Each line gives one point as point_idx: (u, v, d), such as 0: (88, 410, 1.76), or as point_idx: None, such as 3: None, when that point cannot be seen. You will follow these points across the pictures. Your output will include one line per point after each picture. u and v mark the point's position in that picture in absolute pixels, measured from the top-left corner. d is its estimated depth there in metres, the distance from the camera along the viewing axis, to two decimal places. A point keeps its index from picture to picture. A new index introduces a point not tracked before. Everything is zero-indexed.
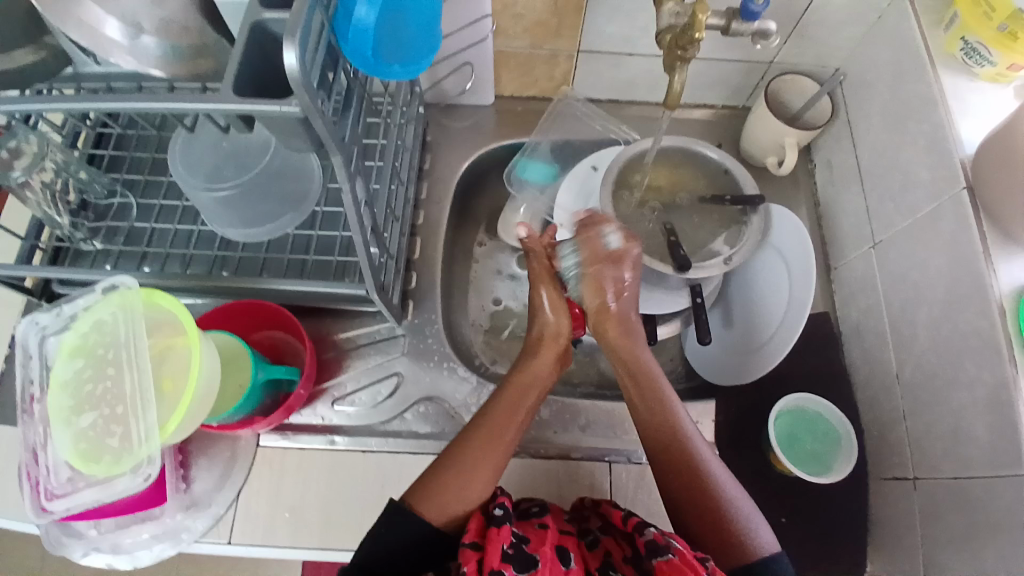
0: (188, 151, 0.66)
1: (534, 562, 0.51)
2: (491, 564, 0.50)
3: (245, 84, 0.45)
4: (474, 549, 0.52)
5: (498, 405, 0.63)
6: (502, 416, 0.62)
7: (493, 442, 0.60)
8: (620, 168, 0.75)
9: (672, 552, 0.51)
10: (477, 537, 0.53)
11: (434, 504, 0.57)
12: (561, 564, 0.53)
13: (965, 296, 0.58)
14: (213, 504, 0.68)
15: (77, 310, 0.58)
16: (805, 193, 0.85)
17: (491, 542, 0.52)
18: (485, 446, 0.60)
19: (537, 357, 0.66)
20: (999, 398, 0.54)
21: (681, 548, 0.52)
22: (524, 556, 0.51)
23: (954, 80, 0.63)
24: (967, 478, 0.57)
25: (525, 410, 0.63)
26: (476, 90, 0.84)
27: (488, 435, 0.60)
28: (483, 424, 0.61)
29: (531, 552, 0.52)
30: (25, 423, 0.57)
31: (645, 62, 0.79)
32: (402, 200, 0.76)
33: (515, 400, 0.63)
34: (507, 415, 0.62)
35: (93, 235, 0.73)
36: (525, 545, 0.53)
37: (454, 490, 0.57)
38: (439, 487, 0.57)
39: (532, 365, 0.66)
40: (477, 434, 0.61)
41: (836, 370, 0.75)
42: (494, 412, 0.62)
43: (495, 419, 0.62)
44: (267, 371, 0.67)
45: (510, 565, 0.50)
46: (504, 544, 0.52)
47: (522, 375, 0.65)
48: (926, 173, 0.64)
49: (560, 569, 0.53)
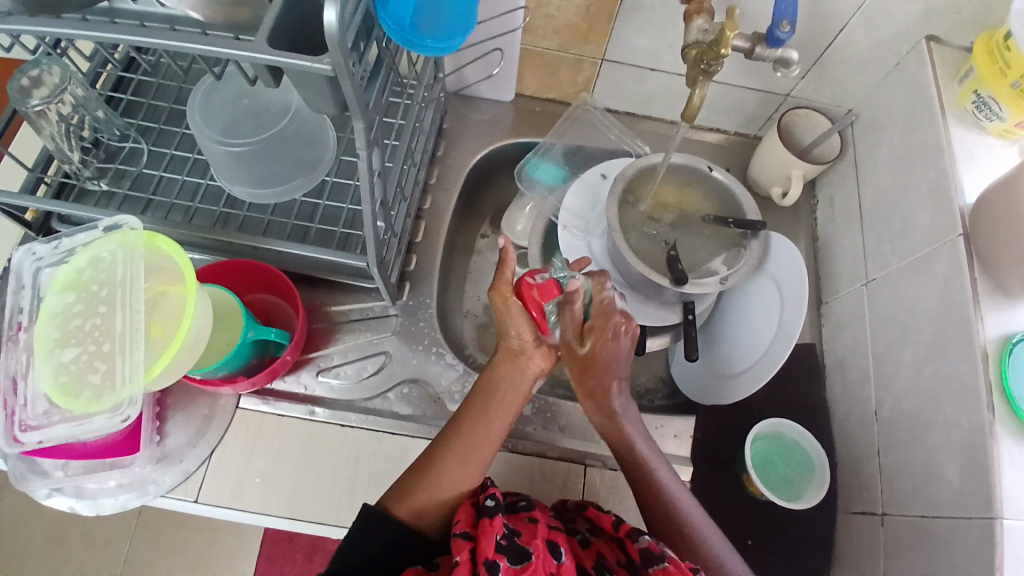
0: (207, 103, 0.67)
1: (527, 555, 0.51)
2: (484, 554, 0.50)
3: (280, 38, 0.46)
4: (466, 539, 0.52)
5: (470, 415, 0.61)
6: (475, 426, 0.61)
7: (466, 452, 0.59)
8: (629, 178, 0.76)
9: (667, 561, 0.52)
10: (467, 529, 0.53)
11: (406, 502, 0.57)
12: (553, 558, 0.52)
13: (951, 339, 0.59)
14: (185, 459, 0.67)
15: (75, 246, 0.58)
16: (805, 226, 0.87)
17: (484, 533, 0.51)
18: (459, 455, 0.59)
19: (510, 365, 0.63)
20: (973, 441, 0.55)
21: (674, 557, 0.52)
22: (516, 549, 0.51)
23: (961, 131, 0.65)
24: (933, 517, 0.58)
25: (499, 419, 0.62)
26: (498, 86, 0.86)
27: (463, 447, 0.60)
28: (458, 432, 0.61)
29: (522, 544, 0.52)
30: (8, 350, 0.56)
31: (667, 79, 0.81)
32: (412, 181, 0.76)
33: (488, 410, 0.62)
34: (482, 425, 0.61)
35: (100, 175, 0.74)
36: (517, 538, 0.52)
37: (432, 496, 0.57)
38: (417, 495, 0.57)
39: (503, 375, 0.63)
40: (452, 441, 0.60)
41: (816, 401, 0.76)
42: (466, 422, 0.61)
43: (469, 429, 0.61)
44: (258, 331, 0.66)
45: (503, 557, 0.50)
46: (497, 535, 0.51)
47: (492, 384, 0.63)
48: (926, 218, 0.65)
49: (551, 563, 0.52)
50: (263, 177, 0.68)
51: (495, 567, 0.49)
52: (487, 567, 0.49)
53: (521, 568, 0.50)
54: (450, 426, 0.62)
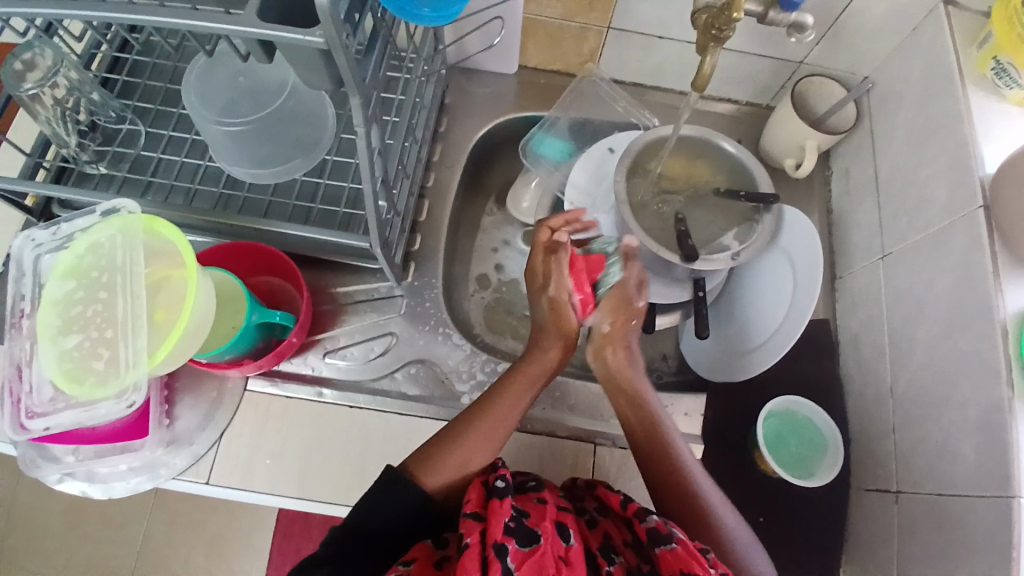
0: (204, 82, 0.65)
1: (535, 537, 0.50)
2: (493, 536, 0.49)
3: (271, 11, 0.44)
4: (476, 519, 0.51)
5: (508, 392, 0.63)
6: (512, 402, 0.63)
7: (500, 425, 0.61)
8: (637, 151, 0.74)
9: (676, 542, 0.51)
10: (478, 509, 0.53)
11: (433, 471, 0.57)
12: (561, 539, 0.52)
13: (970, 315, 0.57)
14: (195, 442, 0.67)
15: (75, 231, 0.57)
16: (820, 199, 0.84)
17: (493, 514, 0.51)
18: (493, 429, 0.61)
19: (549, 351, 0.67)
20: (991, 418, 0.54)
21: (684, 538, 0.52)
22: (524, 531, 0.51)
23: (982, 99, 0.63)
24: (948, 495, 0.57)
25: (531, 398, 0.64)
26: (501, 58, 0.83)
27: (498, 420, 0.61)
28: (492, 406, 0.62)
29: (531, 526, 0.51)
30: (12, 338, 0.56)
31: (675, 47, 0.78)
32: (415, 158, 0.75)
33: (524, 389, 0.64)
34: (516, 401, 0.63)
35: (98, 159, 0.72)
36: (525, 519, 0.52)
37: (461, 467, 0.58)
38: (444, 464, 0.58)
39: (540, 359, 0.66)
40: (486, 415, 0.61)
41: (829, 378, 0.75)
42: (503, 394, 0.63)
43: (507, 404, 0.62)
44: (261, 314, 0.66)
45: (511, 538, 0.49)
46: (505, 517, 0.51)
47: (531, 366, 0.66)
48: (945, 190, 0.63)
49: (560, 545, 0.52)
50: (265, 157, 0.67)
51: (504, 550, 0.48)
52: (497, 549, 0.48)
53: (529, 551, 0.49)
54: (483, 399, 0.63)
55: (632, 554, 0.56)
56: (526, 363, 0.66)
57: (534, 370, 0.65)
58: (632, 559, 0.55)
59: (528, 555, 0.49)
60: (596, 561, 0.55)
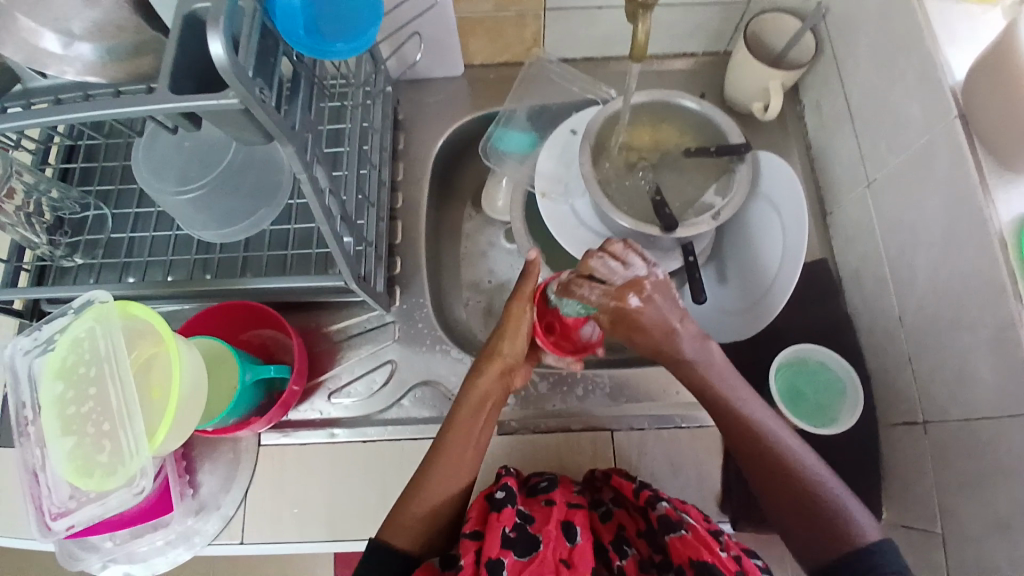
0: (150, 156, 0.64)
1: (535, 544, 0.50)
2: (490, 552, 0.48)
3: (184, 79, 0.43)
4: (475, 538, 0.51)
5: (457, 430, 0.60)
6: (467, 436, 0.60)
7: (459, 464, 0.59)
8: (597, 130, 0.72)
9: (685, 528, 0.50)
10: (478, 525, 0.52)
11: (399, 525, 0.56)
12: (565, 541, 0.52)
13: (965, 231, 0.55)
14: (222, 505, 0.69)
15: (54, 333, 0.58)
16: (797, 136, 0.81)
17: (491, 528, 0.50)
18: (453, 470, 0.58)
19: (485, 375, 0.62)
20: (1004, 335, 0.51)
21: (694, 524, 0.51)
22: (526, 539, 0.50)
23: (940, 5, 0.59)
24: (974, 420, 0.55)
25: (483, 425, 0.61)
26: (445, 62, 0.82)
27: (450, 467, 0.58)
28: (443, 450, 0.59)
29: (532, 533, 0.51)
30: (23, 446, 0.56)
31: (617, 14, 0.76)
32: (376, 184, 0.74)
33: (473, 422, 0.61)
34: (468, 438, 0.60)
35: (73, 250, 0.73)
36: (528, 525, 0.52)
37: (432, 514, 0.57)
38: (408, 515, 0.56)
39: (477, 384, 0.62)
40: (440, 456, 0.59)
41: (838, 318, 0.73)
42: (454, 436, 0.60)
43: (456, 444, 0.59)
44: (255, 372, 0.67)
45: (510, 551, 0.49)
46: (505, 526, 0.50)
47: (472, 396, 0.62)
48: (918, 106, 0.60)
49: (563, 547, 0.51)
50: (226, 215, 0.67)
51: (500, 565, 0.48)
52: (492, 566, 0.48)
53: (528, 560, 0.49)
54: (440, 437, 0.60)
55: (645, 544, 0.56)
56: (463, 397, 0.62)
57: (479, 405, 0.61)
58: (644, 548, 0.56)
59: (527, 565, 0.48)
60: (608, 557, 0.55)
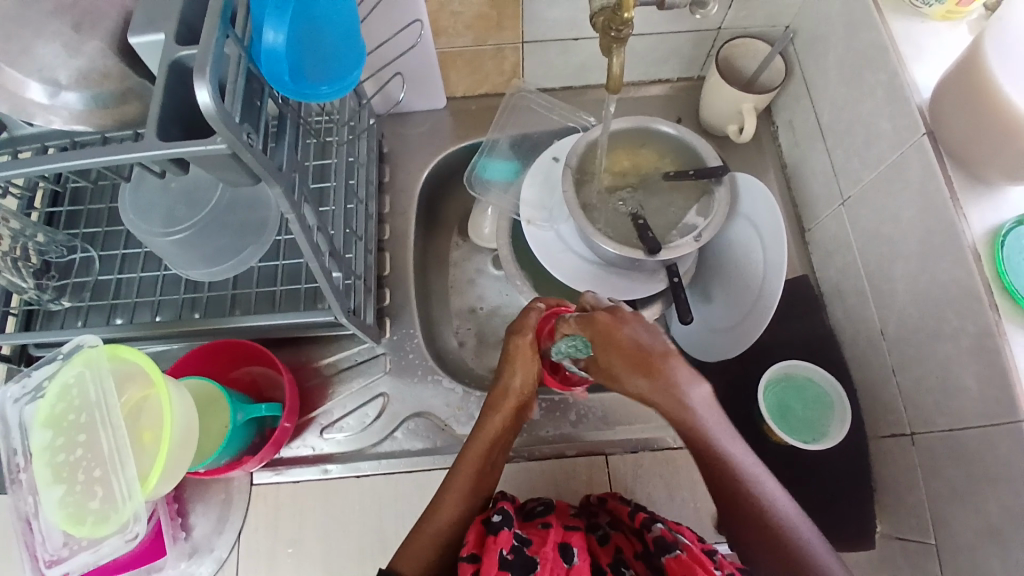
0: (137, 197, 0.63)
1: (534, 565, 0.50)
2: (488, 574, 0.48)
3: (170, 127, 0.43)
4: (472, 561, 0.51)
5: (467, 463, 0.60)
6: (476, 467, 0.59)
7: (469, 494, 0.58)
8: (580, 153, 0.74)
9: (680, 547, 0.51)
10: (475, 549, 0.52)
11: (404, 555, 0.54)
12: (563, 562, 0.51)
13: (940, 242, 0.56)
14: (215, 548, 0.68)
15: (42, 380, 0.58)
16: (772, 155, 0.84)
17: (488, 552, 0.50)
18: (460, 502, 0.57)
19: (499, 414, 0.62)
20: (984, 343, 0.52)
21: (688, 543, 0.52)
22: (522, 561, 0.50)
23: (904, 25, 0.62)
24: (960, 429, 0.56)
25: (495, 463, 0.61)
26: (426, 95, 0.83)
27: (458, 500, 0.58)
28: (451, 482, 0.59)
29: (530, 554, 0.51)
30: (13, 493, 0.55)
31: (592, 44, 0.78)
32: (362, 217, 0.75)
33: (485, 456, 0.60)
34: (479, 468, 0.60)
35: (60, 293, 0.73)
36: (526, 548, 0.51)
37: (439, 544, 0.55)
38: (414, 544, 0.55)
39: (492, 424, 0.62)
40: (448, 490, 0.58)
41: (822, 332, 0.74)
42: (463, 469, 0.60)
43: (466, 476, 0.59)
44: (246, 411, 0.66)
45: (508, 572, 0.48)
46: (502, 549, 0.50)
47: (485, 434, 0.61)
48: (887, 123, 0.62)
49: (561, 567, 0.51)
50: (213, 255, 0.66)
51: None
52: None
53: None
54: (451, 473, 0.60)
55: (643, 564, 0.55)
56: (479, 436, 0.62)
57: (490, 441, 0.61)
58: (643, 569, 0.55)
59: None
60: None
